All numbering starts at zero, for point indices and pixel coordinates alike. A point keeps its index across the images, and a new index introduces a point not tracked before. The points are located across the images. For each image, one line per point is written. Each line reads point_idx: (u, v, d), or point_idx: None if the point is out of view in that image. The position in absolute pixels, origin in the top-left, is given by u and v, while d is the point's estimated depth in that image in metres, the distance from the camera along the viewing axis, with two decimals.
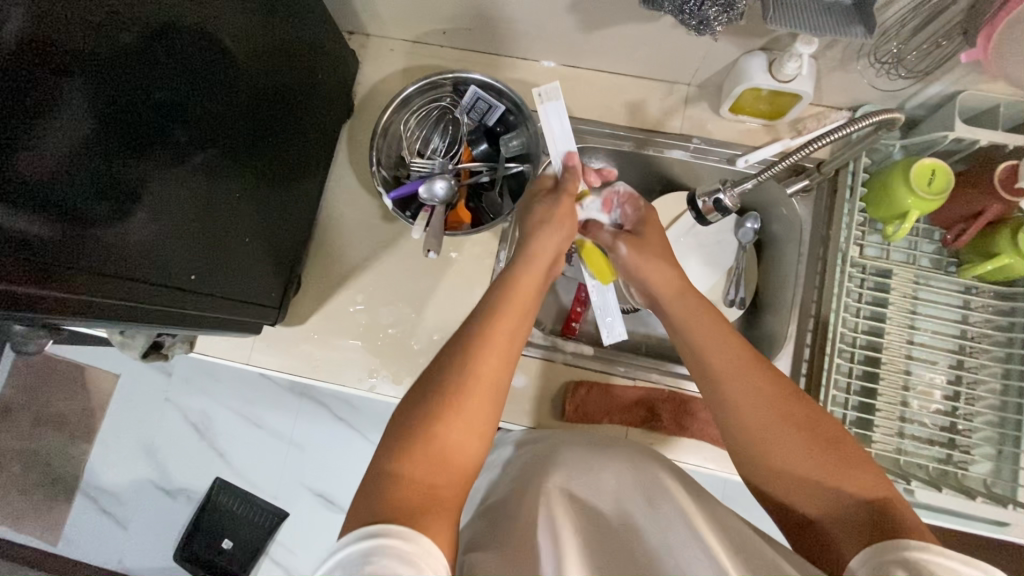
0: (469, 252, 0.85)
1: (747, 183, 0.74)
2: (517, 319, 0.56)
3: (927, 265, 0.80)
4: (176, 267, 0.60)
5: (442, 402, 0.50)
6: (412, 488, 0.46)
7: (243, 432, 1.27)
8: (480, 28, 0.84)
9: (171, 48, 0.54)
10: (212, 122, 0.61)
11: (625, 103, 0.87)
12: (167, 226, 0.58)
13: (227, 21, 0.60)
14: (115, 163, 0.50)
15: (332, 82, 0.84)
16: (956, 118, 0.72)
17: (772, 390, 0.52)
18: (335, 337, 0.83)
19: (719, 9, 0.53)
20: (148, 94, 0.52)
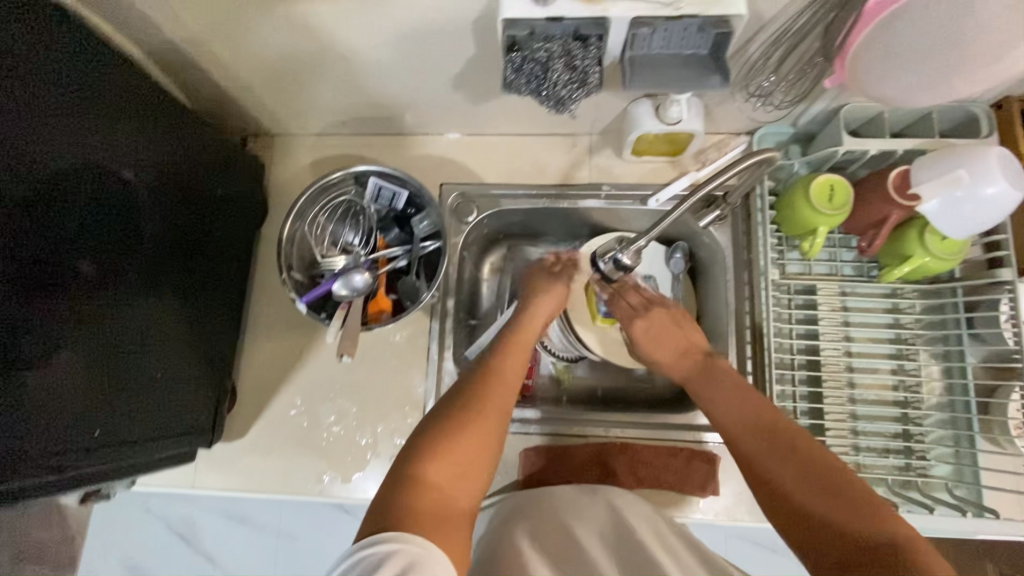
0: (403, 333, 0.85)
1: (643, 239, 0.61)
2: (518, 363, 0.66)
3: (850, 274, 0.80)
4: (100, 402, 0.59)
5: (460, 416, 0.57)
6: (433, 493, 0.51)
7: (229, 532, 1.22)
8: (378, 115, 0.85)
9: (79, 187, 0.56)
10: (125, 264, 0.62)
11: (533, 163, 0.89)
12: (80, 379, 0.57)
13: (131, 156, 0.62)
14: (22, 323, 0.50)
15: (243, 192, 0.85)
16: (843, 131, 0.74)
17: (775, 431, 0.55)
18: (280, 445, 0.82)
19: (575, 87, 0.60)
20: (60, 236, 0.54)
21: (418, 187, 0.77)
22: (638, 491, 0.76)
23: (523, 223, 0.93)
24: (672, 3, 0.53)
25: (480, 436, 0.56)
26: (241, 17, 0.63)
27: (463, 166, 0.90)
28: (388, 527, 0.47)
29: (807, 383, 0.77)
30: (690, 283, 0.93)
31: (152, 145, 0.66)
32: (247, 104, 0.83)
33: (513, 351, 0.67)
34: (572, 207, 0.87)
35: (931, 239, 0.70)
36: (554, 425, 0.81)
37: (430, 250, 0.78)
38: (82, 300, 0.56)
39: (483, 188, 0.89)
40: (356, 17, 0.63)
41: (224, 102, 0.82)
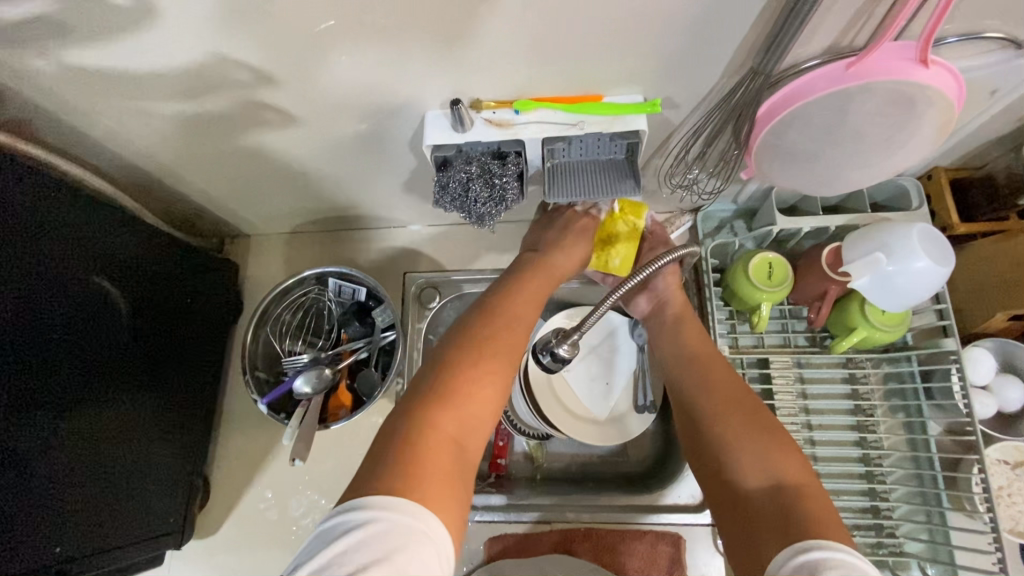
0: (369, 421, 0.87)
1: (574, 335, 0.64)
2: (530, 304, 0.66)
3: (803, 344, 0.81)
4: (66, 508, 0.62)
5: (467, 363, 0.56)
6: (444, 445, 0.49)
7: None
8: (344, 215, 0.91)
9: (60, 306, 0.61)
10: (102, 377, 0.66)
11: (491, 249, 0.94)
12: (45, 490, 0.59)
13: (111, 271, 0.68)
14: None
15: (222, 295, 0.90)
16: (775, 212, 0.77)
17: (731, 383, 0.64)
18: (249, 542, 0.83)
19: (492, 206, 0.63)
20: (40, 356, 0.58)
21: (374, 283, 0.81)
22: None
23: None
24: (577, 123, 0.59)
25: (495, 390, 0.56)
26: (204, 148, 0.70)
27: (427, 256, 0.95)
28: (393, 492, 0.43)
29: None
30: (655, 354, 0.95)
31: (136, 264, 0.72)
32: (221, 213, 0.90)
33: (528, 299, 0.67)
34: None
35: (873, 313, 0.71)
36: (517, 511, 0.80)
37: (390, 340, 0.82)
38: (55, 412, 0.60)
39: (444, 276, 0.93)
40: (306, 143, 0.69)
41: (200, 213, 0.89)
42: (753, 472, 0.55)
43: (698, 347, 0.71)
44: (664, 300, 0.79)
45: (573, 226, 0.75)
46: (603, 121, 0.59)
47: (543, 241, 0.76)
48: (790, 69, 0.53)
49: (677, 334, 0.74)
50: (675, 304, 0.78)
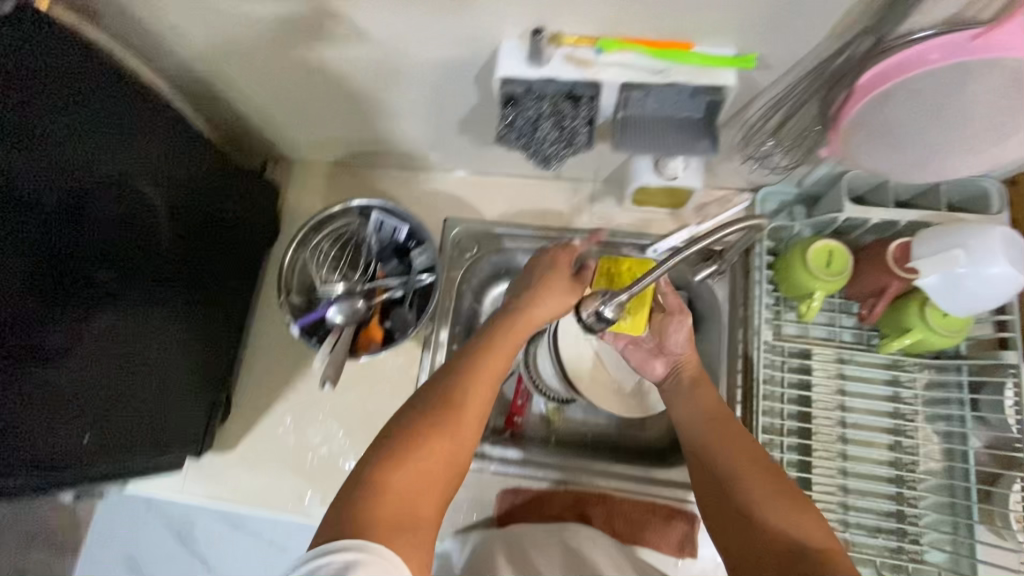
0: (394, 361, 0.87)
1: (624, 293, 0.61)
2: (484, 391, 0.61)
3: (849, 341, 0.78)
4: (89, 409, 0.62)
5: (413, 453, 0.55)
6: (394, 500, 0.52)
7: None
8: (391, 150, 0.89)
9: (98, 204, 0.59)
10: (142, 281, 0.66)
11: (535, 204, 0.90)
12: (76, 384, 0.59)
13: (156, 174, 0.66)
14: (22, 323, 0.53)
15: (262, 219, 0.90)
16: (844, 199, 0.73)
17: (746, 442, 0.63)
18: (265, 462, 0.84)
19: (558, 144, 0.61)
20: (71, 252, 0.57)
21: (418, 223, 0.80)
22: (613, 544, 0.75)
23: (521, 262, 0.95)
24: (662, 71, 0.56)
25: (446, 448, 0.56)
26: (262, 58, 0.67)
27: (468, 203, 0.92)
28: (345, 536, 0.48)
29: (797, 451, 0.75)
30: None
31: (186, 176, 0.71)
32: (267, 133, 0.87)
33: (497, 354, 0.63)
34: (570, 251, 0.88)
35: (932, 315, 0.68)
36: (533, 468, 0.80)
37: (425, 283, 0.80)
38: (83, 313, 0.59)
39: (485, 226, 0.90)
40: (368, 64, 0.67)
41: (245, 129, 0.87)
42: (781, 532, 0.56)
43: (705, 405, 0.68)
44: (678, 361, 0.73)
45: (552, 276, 0.67)
46: (690, 71, 0.55)
47: (515, 293, 0.68)
48: (900, 40, 0.49)
49: (689, 394, 0.71)
50: (686, 363, 0.73)
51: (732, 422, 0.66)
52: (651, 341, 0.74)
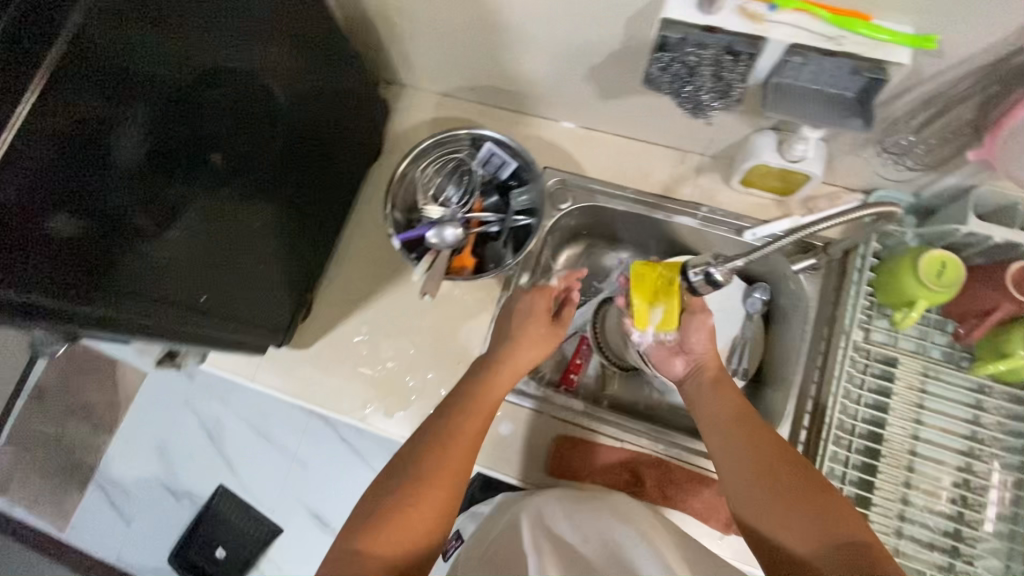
0: (472, 295, 0.89)
1: (739, 260, 0.67)
2: (497, 395, 0.69)
3: (937, 357, 0.77)
4: (198, 286, 0.64)
5: (423, 481, 0.60)
6: (393, 537, 0.56)
7: (271, 452, 1.67)
8: (506, 89, 0.89)
9: (216, 87, 0.60)
10: (245, 171, 0.67)
11: (637, 168, 0.90)
12: (189, 250, 0.61)
13: (269, 67, 0.66)
14: (150, 182, 0.54)
15: (363, 128, 0.90)
16: (969, 213, 0.70)
17: (764, 444, 0.63)
18: (337, 366, 0.87)
19: (713, 96, 0.61)
20: (190, 130, 0.58)
21: (527, 161, 0.80)
22: (662, 507, 0.76)
23: (609, 224, 0.95)
24: (835, 38, 0.54)
25: (437, 494, 0.59)
26: None
27: (570, 155, 0.92)
28: None
29: (863, 454, 0.75)
30: (763, 326, 0.93)
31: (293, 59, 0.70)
32: (391, 50, 0.89)
33: (491, 392, 0.68)
34: (665, 220, 0.88)
35: None
36: (592, 422, 0.81)
37: (521, 224, 0.81)
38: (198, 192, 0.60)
39: (583, 180, 0.90)
40: None
41: (370, 42, 0.88)
42: (805, 545, 0.57)
43: (726, 409, 0.69)
44: (699, 359, 0.75)
45: (524, 327, 0.73)
46: (863, 43, 0.54)
47: (505, 331, 0.74)
48: None
49: (710, 395, 0.71)
50: (707, 363, 0.75)
51: (752, 421, 0.66)
52: (673, 340, 0.76)
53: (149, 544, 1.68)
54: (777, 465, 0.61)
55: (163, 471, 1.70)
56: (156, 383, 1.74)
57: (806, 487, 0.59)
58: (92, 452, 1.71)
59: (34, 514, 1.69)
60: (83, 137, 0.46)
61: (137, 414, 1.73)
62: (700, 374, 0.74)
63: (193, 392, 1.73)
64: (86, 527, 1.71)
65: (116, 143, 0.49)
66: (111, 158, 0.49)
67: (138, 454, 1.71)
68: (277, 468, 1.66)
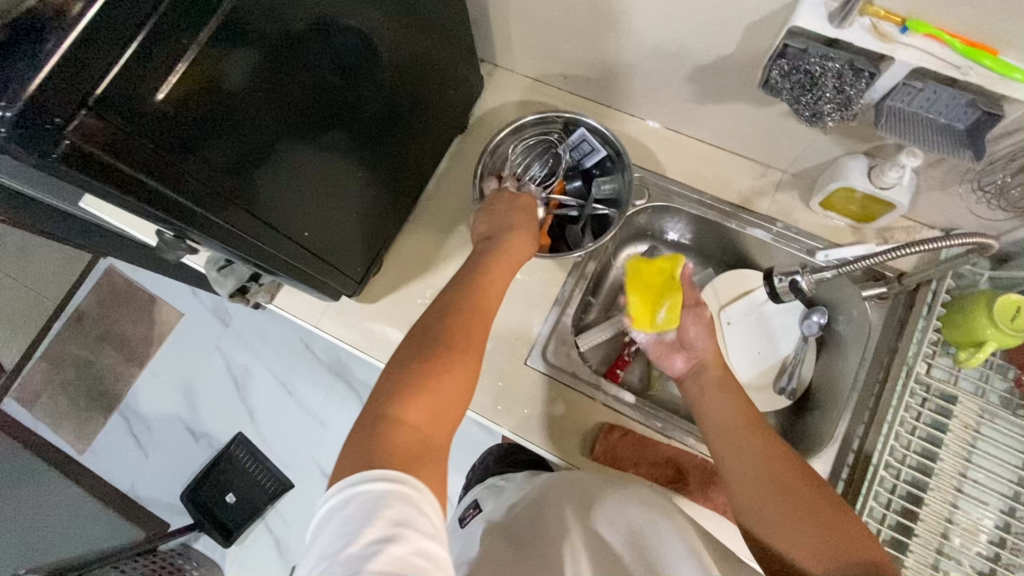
0: (539, 276, 0.91)
1: (828, 271, 0.75)
2: (501, 286, 0.70)
3: (994, 402, 0.77)
4: (287, 222, 0.66)
5: (439, 354, 0.58)
6: (422, 404, 0.54)
7: (287, 405, 1.66)
8: (601, 81, 0.91)
9: (335, 33, 0.61)
10: (344, 119, 0.69)
11: (717, 176, 0.91)
12: (283, 184, 0.63)
13: (380, 22, 0.67)
14: (260, 125, 0.55)
15: (458, 99, 0.94)
16: None
17: (770, 452, 0.63)
18: (399, 324, 0.90)
19: (833, 107, 0.61)
20: (307, 72, 0.59)
21: (617, 152, 0.82)
22: (704, 507, 0.78)
23: (677, 227, 0.97)
24: (961, 68, 0.55)
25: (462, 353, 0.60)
26: None
27: (652, 154, 0.93)
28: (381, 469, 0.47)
29: (908, 483, 0.76)
30: (817, 349, 0.94)
31: (394, 12, 0.70)
32: (495, 29, 0.91)
33: (500, 278, 0.70)
34: (738, 230, 0.90)
35: None
36: (642, 414, 0.84)
37: (600, 212, 0.84)
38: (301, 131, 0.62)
39: (662, 179, 0.92)
40: None
41: (478, 19, 0.91)
42: (807, 561, 0.55)
43: (736, 412, 0.68)
44: (698, 355, 0.78)
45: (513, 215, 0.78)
46: (990, 77, 0.54)
47: (498, 229, 0.76)
48: None
49: (719, 397, 0.71)
50: (709, 360, 0.76)
51: (760, 431, 0.65)
52: (674, 336, 0.82)
53: (158, 479, 1.69)
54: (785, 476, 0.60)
55: (184, 408, 1.71)
56: (191, 322, 1.77)
57: (816, 506, 0.57)
58: (120, 381, 1.75)
59: (58, 430, 1.74)
60: (219, 60, 0.48)
61: (167, 349, 1.76)
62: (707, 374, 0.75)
63: (225, 337, 1.74)
64: (101, 453, 1.71)
65: (244, 68, 0.50)
66: (239, 84, 0.51)
67: (162, 389, 1.73)
68: (296, 425, 1.65)
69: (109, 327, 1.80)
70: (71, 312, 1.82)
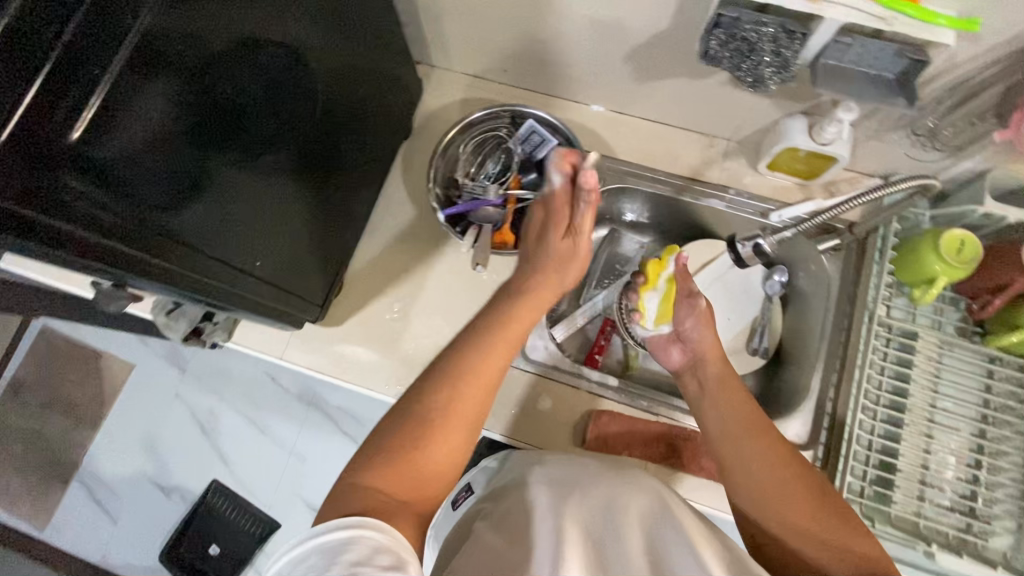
0: (506, 274, 0.90)
1: (787, 232, 0.77)
2: (523, 326, 0.65)
3: (951, 332, 0.82)
4: (240, 253, 0.64)
5: (441, 424, 0.57)
6: (436, 448, 0.57)
7: (261, 443, 1.58)
8: (540, 70, 0.90)
9: (260, 55, 0.58)
10: (283, 142, 0.66)
11: (666, 152, 0.93)
12: (227, 219, 0.60)
13: (307, 32, 0.64)
14: (190, 158, 0.52)
15: (399, 104, 0.91)
16: (986, 194, 0.74)
17: (777, 457, 0.59)
18: (369, 343, 0.87)
19: (773, 70, 0.63)
20: (237, 98, 0.56)
21: (568, 139, 0.82)
22: (699, 476, 0.78)
23: (635, 208, 0.98)
24: (886, 19, 0.56)
25: (478, 399, 0.59)
26: None
27: (601, 138, 0.94)
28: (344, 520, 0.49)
29: (886, 422, 0.79)
30: (782, 306, 0.96)
31: (320, 23, 0.66)
32: (427, 28, 0.89)
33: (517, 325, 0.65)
34: (693, 202, 0.91)
35: None
36: (627, 396, 0.84)
37: None
38: (239, 161, 0.59)
39: (614, 162, 0.92)
40: None
41: (408, 20, 0.88)
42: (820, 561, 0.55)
43: (737, 414, 0.64)
44: (696, 349, 0.73)
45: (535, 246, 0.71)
46: (915, 26, 0.56)
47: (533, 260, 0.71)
48: None
49: (719, 398, 0.66)
50: (706, 355, 0.72)
51: (768, 433, 0.61)
52: (670, 327, 0.78)
53: (130, 544, 1.58)
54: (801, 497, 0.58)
55: (150, 464, 1.60)
56: (144, 373, 1.65)
57: (829, 516, 0.56)
58: (73, 447, 1.63)
59: (11, 510, 1.60)
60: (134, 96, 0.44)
61: (123, 404, 1.64)
62: (700, 369, 0.70)
63: (184, 384, 1.62)
64: (66, 527, 1.60)
65: (167, 101, 0.47)
66: (161, 120, 0.47)
67: (122, 447, 1.61)
68: (274, 461, 1.57)
69: (53, 392, 1.67)
70: (6, 382, 1.68)
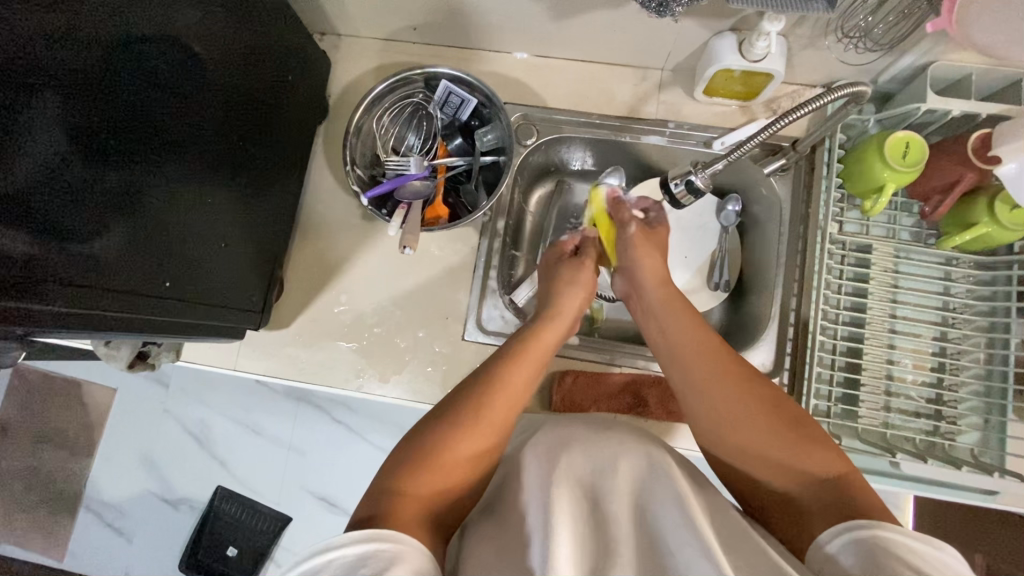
0: (451, 247, 0.87)
1: (719, 163, 0.73)
2: (529, 372, 0.64)
3: (907, 239, 0.81)
4: (153, 276, 0.59)
5: (434, 464, 0.54)
6: (427, 486, 0.53)
7: (254, 444, 1.57)
8: (452, 23, 0.84)
9: (139, 59, 0.54)
10: (189, 149, 0.61)
11: (598, 92, 0.87)
12: (133, 244, 0.56)
13: (196, 26, 0.60)
14: (72, 184, 0.49)
15: (310, 85, 0.85)
16: (928, 89, 0.71)
17: (743, 378, 0.59)
18: (322, 339, 0.84)
19: None
20: (120, 110, 0.52)
21: (488, 97, 0.77)
22: (667, 422, 0.79)
23: (578, 155, 0.93)
24: None
25: (475, 441, 0.57)
26: None
27: (529, 87, 0.88)
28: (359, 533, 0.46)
29: (848, 339, 0.79)
30: (740, 234, 0.93)
31: (218, 16, 0.63)
32: None
33: (526, 361, 0.64)
34: (633, 142, 0.86)
35: (1001, 207, 0.69)
36: (589, 352, 0.83)
37: (490, 163, 0.80)
38: (138, 178, 0.55)
39: (546, 112, 0.87)
40: None
41: None
42: (795, 483, 0.54)
43: (688, 336, 0.64)
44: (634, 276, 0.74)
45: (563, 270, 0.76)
46: None
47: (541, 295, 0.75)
48: None
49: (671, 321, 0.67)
50: (647, 282, 0.72)
51: (726, 352, 0.62)
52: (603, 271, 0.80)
53: (148, 558, 1.61)
54: (758, 413, 0.57)
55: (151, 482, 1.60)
56: (126, 394, 1.62)
57: (802, 434, 0.55)
58: (71, 477, 1.63)
59: (27, 546, 1.64)
60: None
61: (112, 429, 1.62)
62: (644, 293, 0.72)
63: (170, 398, 1.60)
64: (82, 553, 1.62)
65: (27, 130, 0.45)
66: (15, 148, 0.44)
67: (120, 470, 1.61)
68: (273, 458, 1.56)
69: (40, 427, 1.66)
70: None
